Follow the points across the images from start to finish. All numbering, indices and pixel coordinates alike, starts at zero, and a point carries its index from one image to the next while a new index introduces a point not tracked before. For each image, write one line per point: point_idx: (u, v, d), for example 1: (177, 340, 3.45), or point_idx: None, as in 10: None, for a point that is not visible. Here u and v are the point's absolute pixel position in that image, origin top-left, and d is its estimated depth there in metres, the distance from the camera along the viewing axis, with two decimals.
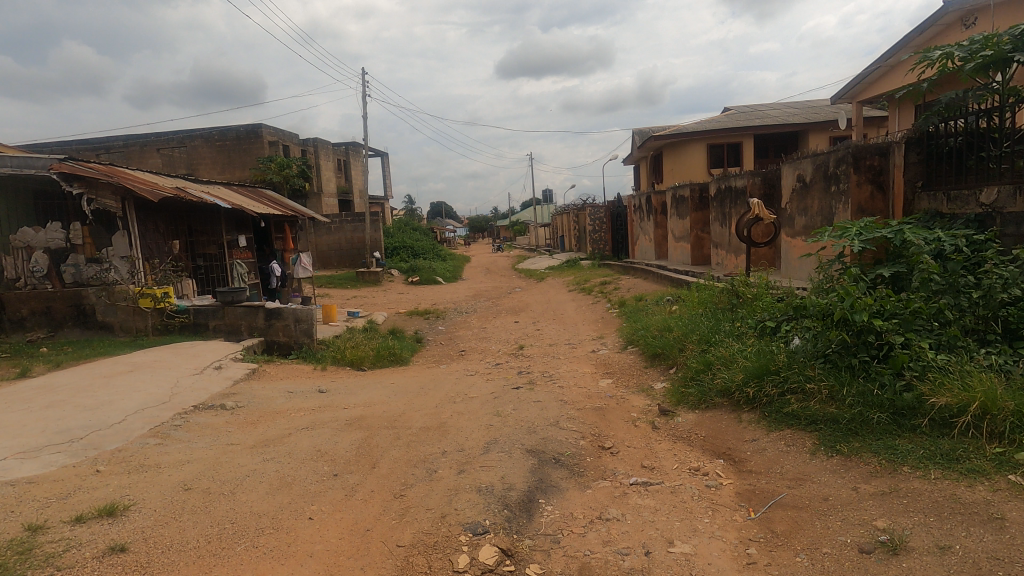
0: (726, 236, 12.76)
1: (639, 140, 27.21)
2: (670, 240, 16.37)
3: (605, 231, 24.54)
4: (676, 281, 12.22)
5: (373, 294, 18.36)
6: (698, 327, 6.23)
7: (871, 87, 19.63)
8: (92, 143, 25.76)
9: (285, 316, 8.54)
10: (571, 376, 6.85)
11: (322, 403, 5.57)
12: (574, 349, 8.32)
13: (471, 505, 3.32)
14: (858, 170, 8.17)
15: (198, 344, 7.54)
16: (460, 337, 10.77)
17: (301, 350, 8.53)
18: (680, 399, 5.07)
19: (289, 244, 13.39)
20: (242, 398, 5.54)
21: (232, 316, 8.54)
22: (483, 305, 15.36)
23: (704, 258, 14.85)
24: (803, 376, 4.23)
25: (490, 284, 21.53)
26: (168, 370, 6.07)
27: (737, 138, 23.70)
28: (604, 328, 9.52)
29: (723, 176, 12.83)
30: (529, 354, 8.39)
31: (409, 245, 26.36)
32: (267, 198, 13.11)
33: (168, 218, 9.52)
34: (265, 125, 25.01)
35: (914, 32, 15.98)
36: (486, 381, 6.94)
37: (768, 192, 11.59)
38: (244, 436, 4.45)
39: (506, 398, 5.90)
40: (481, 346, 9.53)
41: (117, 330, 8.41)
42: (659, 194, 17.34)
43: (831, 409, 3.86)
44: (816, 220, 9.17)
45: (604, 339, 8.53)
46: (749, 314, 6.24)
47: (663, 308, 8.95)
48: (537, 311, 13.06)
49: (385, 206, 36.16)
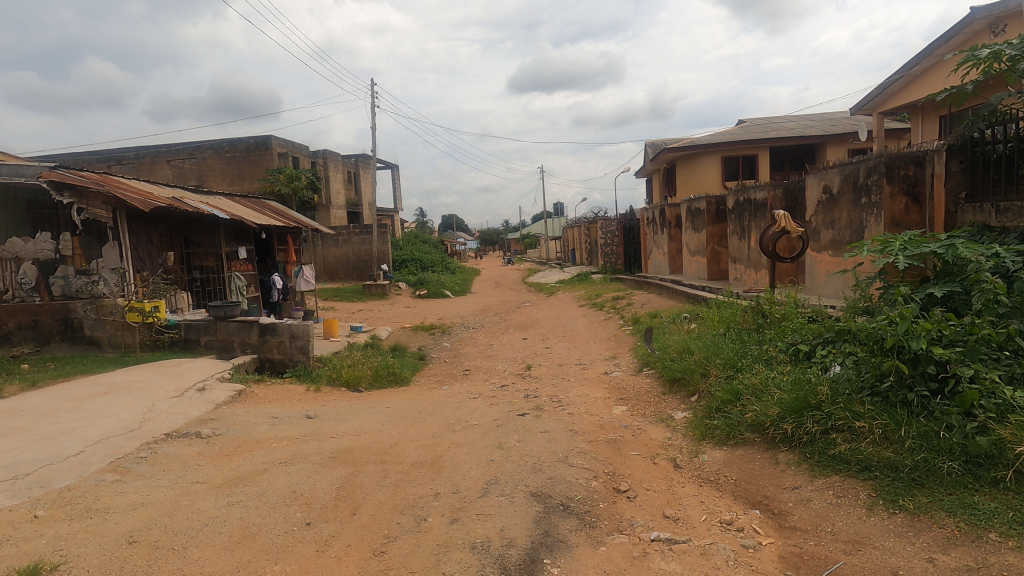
0: (745, 251, 12.20)
1: (652, 152, 26.78)
2: (685, 254, 15.82)
3: (617, 245, 24.03)
4: (693, 297, 11.65)
5: (379, 307, 17.95)
6: (722, 350, 5.67)
7: (893, 98, 19.16)
8: (103, 155, 25.85)
9: (279, 332, 8.10)
10: (582, 401, 6.30)
11: (308, 432, 5.08)
12: (585, 371, 7.77)
13: (462, 569, 2.80)
14: (891, 180, 7.63)
15: (186, 362, 7.11)
16: (465, 355, 10.26)
17: (296, 369, 8.07)
18: (704, 432, 4.52)
19: (291, 256, 13.04)
20: (221, 424, 5.07)
21: (224, 331, 8.13)
22: (491, 320, 14.87)
23: (721, 273, 14.28)
24: (850, 411, 3.67)
25: (499, 298, 21.03)
26: (146, 391, 5.63)
27: (753, 151, 23.16)
28: (617, 347, 8.96)
29: (741, 188, 12.30)
30: (537, 375, 7.85)
31: (417, 258, 26.02)
32: (269, 209, 12.77)
33: (163, 229, 9.16)
34: (274, 137, 24.95)
35: (939, 41, 15.54)
36: (489, 405, 6.42)
37: (790, 205, 11.04)
38: (214, 473, 3.95)
39: (510, 426, 5.36)
40: (487, 365, 9.01)
41: (105, 346, 8.02)
42: (674, 207, 16.83)
43: (887, 453, 3.30)
44: (845, 234, 8.60)
45: (617, 360, 7.97)
46: (779, 336, 5.68)
47: (681, 327, 8.36)
48: (546, 328, 12.53)
49: (395, 218, 35.96)
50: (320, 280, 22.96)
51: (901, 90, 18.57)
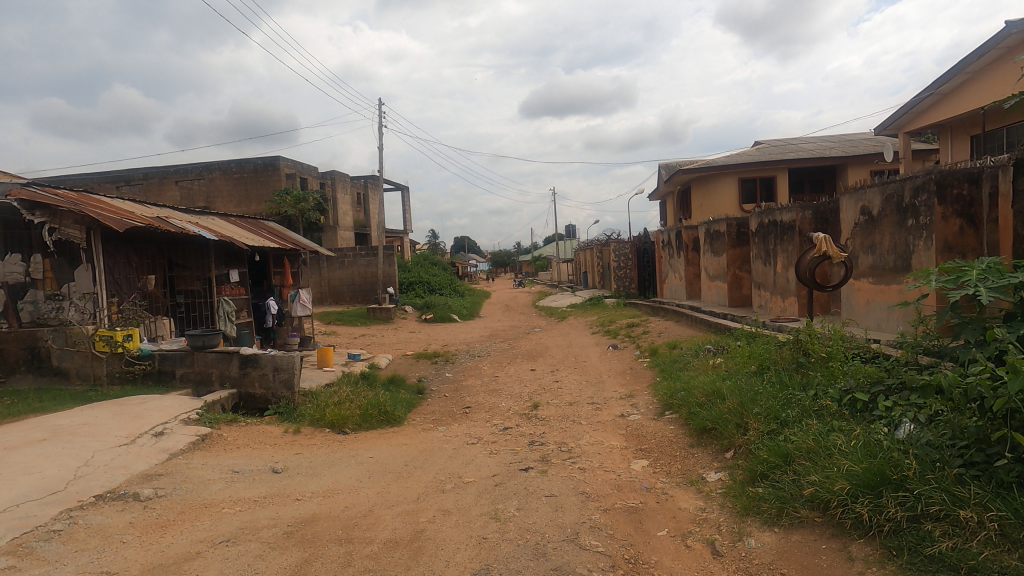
0: (771, 276, 11.36)
1: (666, 174, 26.12)
2: (703, 279, 14.98)
3: (631, 268, 23.28)
4: (714, 326, 10.79)
5: (383, 332, 17.25)
6: (762, 397, 4.83)
7: (921, 117, 18.31)
8: (112, 175, 25.73)
9: (262, 364, 7.39)
10: (596, 452, 5.42)
11: (270, 492, 4.28)
12: (599, 412, 6.91)
13: None
14: (943, 201, 6.80)
15: (153, 397, 6.38)
16: (467, 388, 9.42)
17: (279, 405, 7.33)
18: (748, 505, 3.65)
19: (288, 279, 12.42)
20: (168, 481, 4.29)
21: (202, 363, 7.42)
22: (498, 348, 14.04)
23: (743, 299, 13.41)
24: (949, 495, 2.82)
25: (507, 323, 20.22)
26: (91, 437, 4.88)
27: (771, 172, 22.33)
28: (633, 384, 8.10)
29: (766, 210, 11.49)
30: (544, 416, 6.99)
31: (425, 281, 25.37)
32: (266, 230, 12.21)
33: (145, 250, 8.53)
34: (282, 158, 24.72)
35: (971, 58, 14.75)
36: (488, 455, 5.58)
37: (821, 227, 10.23)
38: (134, 559, 3.15)
39: (509, 487, 4.53)
40: (490, 402, 8.14)
41: (73, 378, 7.33)
42: (690, 230, 16.01)
43: (1014, 562, 2.45)
44: (888, 259, 7.75)
45: (635, 400, 7.08)
46: (828, 380, 4.83)
47: (706, 362, 7.49)
48: (556, 358, 11.67)
49: (403, 240, 35.50)
50: (324, 303, 22.36)
51: (928, 109, 17.81)
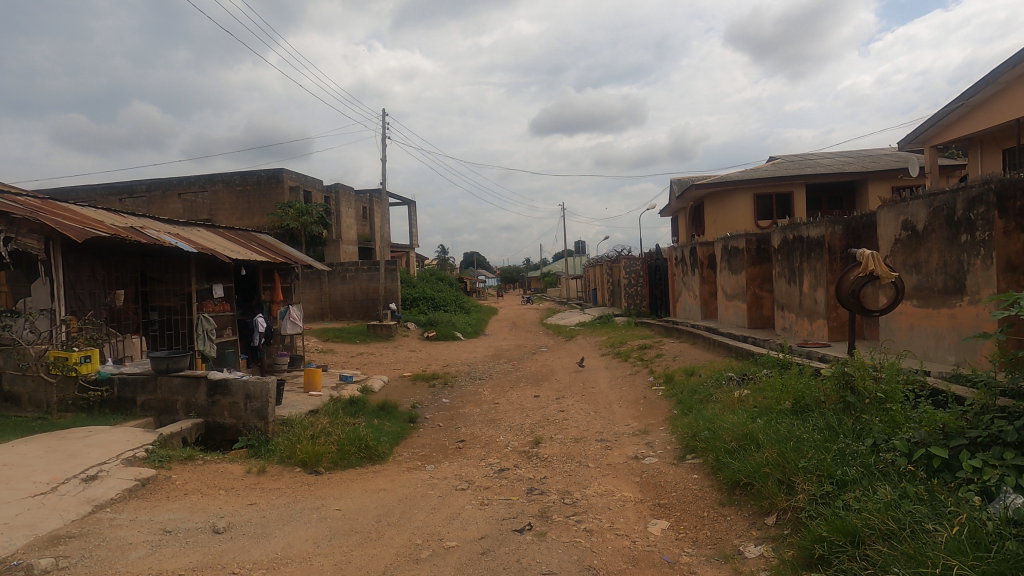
0: (796, 296, 10.52)
1: (678, 189, 25.38)
2: (720, 298, 14.12)
3: (642, 286, 22.46)
4: (735, 350, 9.89)
5: (382, 351, 16.47)
6: (809, 448, 4.00)
7: (947, 130, 17.42)
8: (115, 188, 25.40)
9: (233, 392, 6.63)
10: (605, 507, 4.56)
11: (204, 561, 3.46)
12: (608, 452, 6.04)
13: None
14: (1005, 214, 5.91)
15: (101, 430, 5.61)
16: (464, 417, 8.56)
17: (250, 437, 6.55)
18: None
19: (278, 294, 11.68)
20: (79, 547, 3.48)
21: (166, 389, 6.68)
22: (501, 370, 13.19)
23: (763, 320, 12.52)
24: None
25: (513, 342, 19.35)
26: (3, 486, 4.11)
27: (788, 188, 21.48)
28: (647, 417, 7.24)
29: (790, 224, 10.64)
30: (546, 455, 6.13)
31: (429, 296, 24.64)
32: (257, 243, 11.53)
33: (113, 263, 7.82)
34: (286, 171, 24.32)
35: (1004, 66, 13.92)
36: (478, 508, 4.72)
37: (852, 244, 9.40)
38: None
39: (497, 557, 3.68)
40: (486, 436, 7.29)
41: (24, 404, 6.60)
42: (705, 246, 15.17)
43: None
44: (937, 279, 6.87)
45: (650, 438, 6.21)
46: (890, 429, 3.97)
47: (731, 394, 6.61)
48: (562, 382, 10.80)
49: (409, 255, 34.91)
50: (325, 319, 21.67)
51: (957, 122, 16.89)
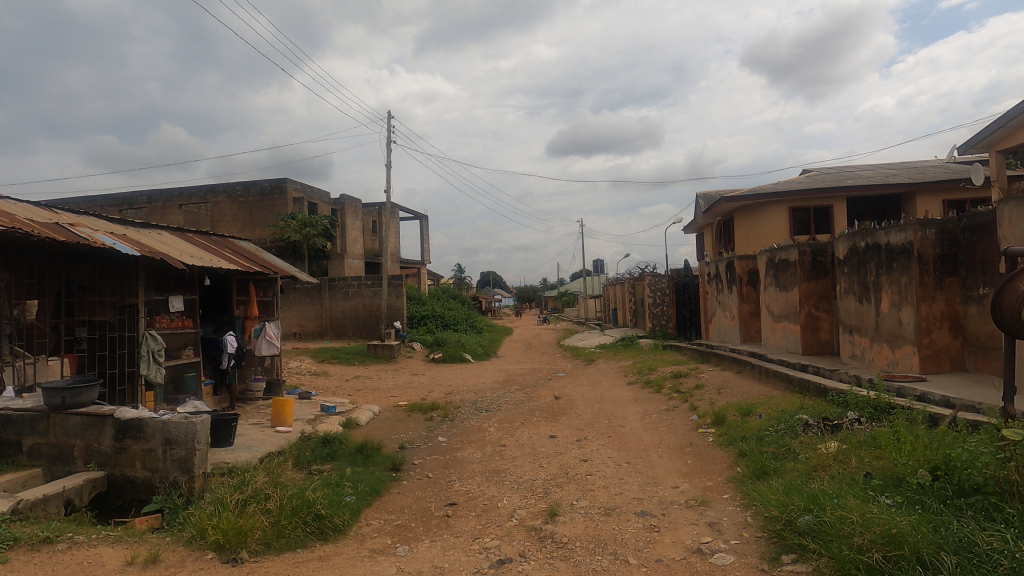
0: (870, 316, 8.61)
1: (704, 204, 23.59)
2: (764, 319, 12.18)
3: (668, 306, 20.58)
4: (799, 385, 7.97)
5: (380, 374, 14.77)
6: None
7: (1015, 133, 15.29)
8: (115, 200, 24.57)
9: (147, 436, 4.94)
10: None
11: None
12: (654, 535, 4.20)
13: None
14: None
15: None
16: (461, 465, 6.76)
17: (165, 496, 4.83)
18: None
19: (253, 309, 10.07)
20: None
21: (61, 430, 5.07)
22: (511, 400, 11.38)
23: (821, 346, 10.57)
24: None
25: (526, 366, 17.53)
26: None
27: (827, 201, 19.47)
28: (700, 477, 5.39)
29: (861, 230, 8.75)
30: (565, 536, 4.33)
31: (437, 314, 22.94)
32: (230, 249, 9.99)
33: (24, 268, 6.32)
34: (289, 181, 23.09)
35: None
36: None
37: (947, 251, 7.54)
38: None
39: None
40: (487, 497, 5.48)
41: None
42: (746, 260, 13.26)
43: None
44: None
45: (711, 516, 4.38)
46: None
47: (822, 451, 4.74)
48: (583, 418, 8.94)
49: (421, 272, 33.53)
50: (324, 339, 20.16)
51: None
